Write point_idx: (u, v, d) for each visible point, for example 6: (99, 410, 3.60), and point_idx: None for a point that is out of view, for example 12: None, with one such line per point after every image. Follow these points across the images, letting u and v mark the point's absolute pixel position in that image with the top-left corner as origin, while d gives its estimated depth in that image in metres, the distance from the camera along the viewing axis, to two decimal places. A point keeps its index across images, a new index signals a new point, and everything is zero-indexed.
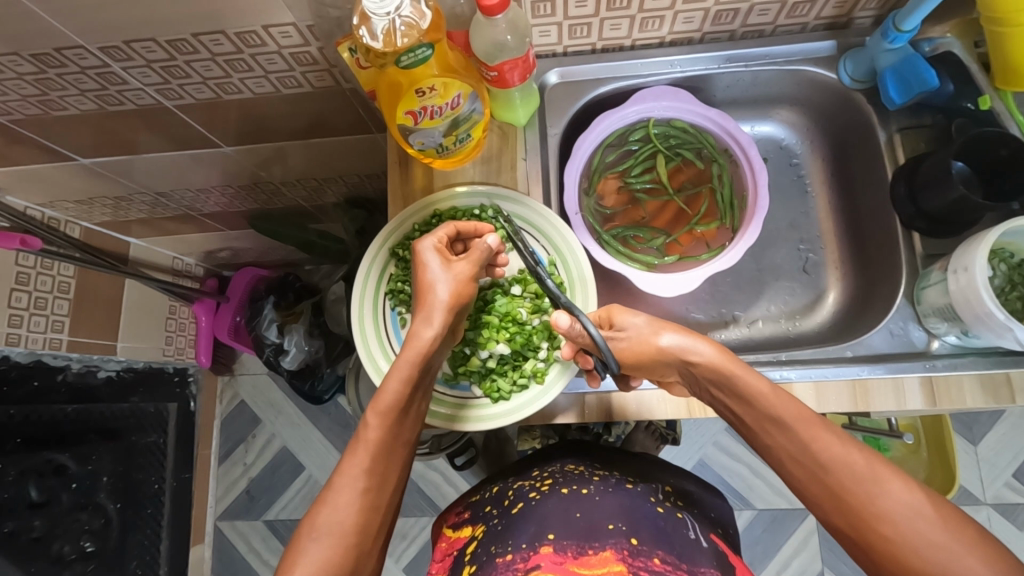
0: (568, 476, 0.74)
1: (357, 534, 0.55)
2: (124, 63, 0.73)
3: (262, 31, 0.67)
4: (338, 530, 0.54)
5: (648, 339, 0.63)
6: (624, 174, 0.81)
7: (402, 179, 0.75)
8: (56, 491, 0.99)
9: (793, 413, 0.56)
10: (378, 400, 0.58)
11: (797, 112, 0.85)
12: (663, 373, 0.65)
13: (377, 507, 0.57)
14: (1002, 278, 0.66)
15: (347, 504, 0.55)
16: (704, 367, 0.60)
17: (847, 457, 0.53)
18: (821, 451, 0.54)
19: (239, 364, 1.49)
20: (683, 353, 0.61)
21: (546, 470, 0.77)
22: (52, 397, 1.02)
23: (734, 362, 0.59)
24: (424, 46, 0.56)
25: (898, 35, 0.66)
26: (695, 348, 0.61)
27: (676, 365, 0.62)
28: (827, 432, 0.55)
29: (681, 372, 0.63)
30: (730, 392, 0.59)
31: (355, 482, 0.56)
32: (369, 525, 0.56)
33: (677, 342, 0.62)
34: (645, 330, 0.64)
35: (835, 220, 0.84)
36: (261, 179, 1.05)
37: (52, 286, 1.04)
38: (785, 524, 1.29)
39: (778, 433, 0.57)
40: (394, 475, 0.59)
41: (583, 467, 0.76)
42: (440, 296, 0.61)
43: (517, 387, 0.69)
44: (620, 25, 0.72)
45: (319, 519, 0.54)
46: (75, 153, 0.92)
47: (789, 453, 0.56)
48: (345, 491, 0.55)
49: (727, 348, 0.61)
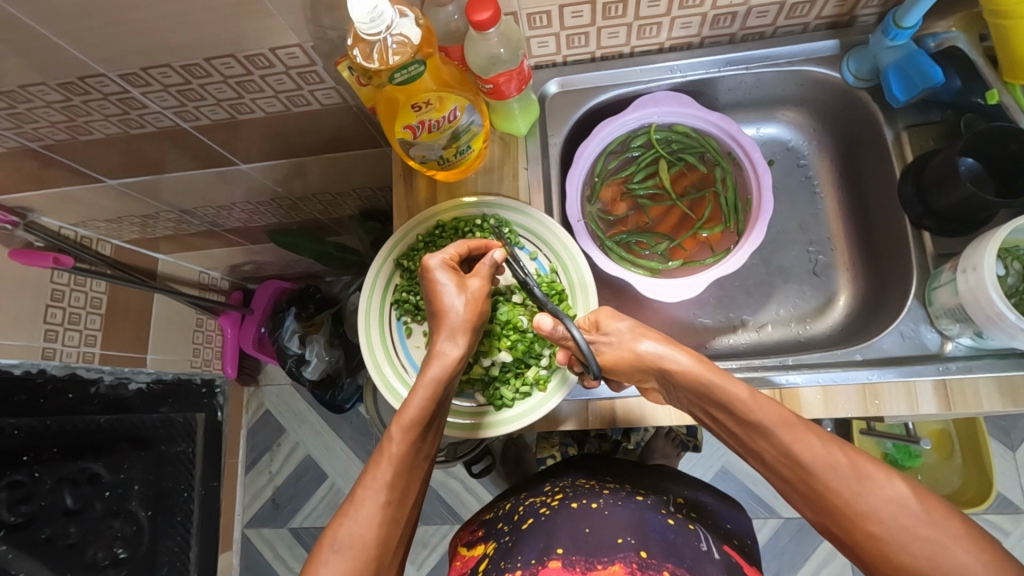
0: (577, 491, 0.74)
1: (376, 547, 0.55)
2: (143, 88, 0.77)
3: (270, 53, 0.70)
4: (359, 544, 0.54)
5: (628, 345, 0.63)
6: (626, 180, 0.81)
7: (407, 192, 0.77)
8: (90, 499, 1.02)
9: (774, 417, 0.56)
10: (402, 415, 0.59)
11: (803, 113, 0.83)
12: (645, 380, 0.64)
13: (398, 519, 0.58)
14: (1016, 277, 0.63)
15: (369, 517, 0.56)
16: (680, 376, 0.60)
17: (830, 456, 0.52)
18: (803, 453, 0.53)
19: (264, 374, 1.54)
20: (660, 361, 0.61)
21: (557, 485, 0.77)
22: (85, 408, 1.06)
23: (712, 371, 0.59)
24: (416, 62, 0.57)
25: (899, 32, 0.64)
26: (672, 356, 0.61)
27: (655, 373, 0.62)
28: (809, 434, 0.54)
29: (661, 379, 0.63)
30: (711, 400, 0.58)
31: (378, 495, 0.57)
32: (388, 539, 0.56)
33: (656, 350, 0.62)
34: (626, 336, 0.64)
35: (845, 221, 0.83)
36: (280, 195, 1.09)
37: (85, 302, 1.14)
38: (813, 533, 1.26)
39: (760, 437, 0.56)
40: (414, 488, 0.60)
41: (593, 481, 0.76)
42: (461, 317, 0.63)
43: (521, 395, 0.69)
44: (618, 33, 0.73)
45: (340, 531, 0.55)
46: (103, 175, 0.97)
47: (773, 455, 0.55)
48: (367, 504, 0.56)
49: (702, 354, 0.61)
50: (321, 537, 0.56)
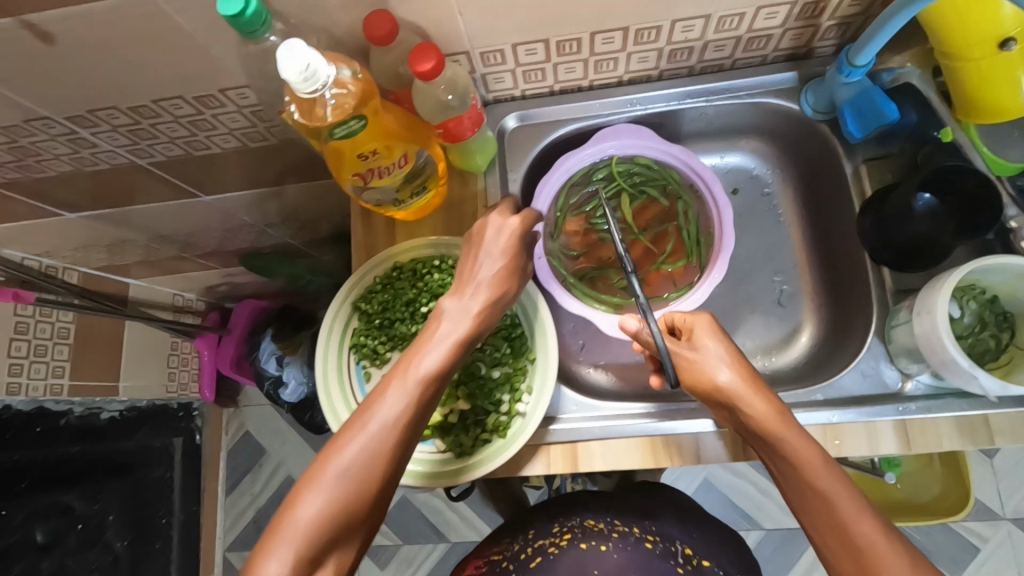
0: (586, 531, 0.72)
1: (366, 487, 0.50)
2: (92, 129, 0.75)
3: (220, 94, 0.69)
4: (351, 481, 0.49)
5: (709, 371, 0.58)
6: (589, 214, 0.80)
7: (366, 230, 0.75)
8: (63, 531, 1.09)
9: (841, 486, 0.52)
10: (416, 358, 0.55)
11: (765, 142, 0.82)
12: (719, 413, 0.60)
13: (392, 471, 0.52)
14: (973, 316, 0.61)
15: (364, 453, 0.50)
16: (754, 422, 0.55)
17: (887, 548, 0.49)
18: (860, 531, 0.50)
19: (244, 396, 1.50)
20: (738, 402, 0.56)
21: (563, 522, 0.74)
22: (56, 440, 1.09)
23: (787, 424, 0.54)
24: (355, 118, 0.56)
25: (852, 69, 0.63)
26: (749, 399, 0.56)
27: (728, 407, 0.58)
28: (868, 520, 0.51)
29: (732, 418, 0.58)
30: (776, 453, 0.54)
31: (379, 432, 0.51)
32: (379, 484, 0.51)
33: (734, 384, 0.57)
34: (716, 357, 0.59)
35: (809, 252, 0.81)
36: (247, 222, 1.07)
37: (51, 333, 1.06)
38: (793, 544, 1.26)
39: (819, 504, 0.52)
40: (416, 440, 0.54)
41: (602, 520, 0.74)
42: (486, 280, 0.60)
43: (480, 443, 0.67)
44: (575, 68, 0.72)
45: (333, 459, 0.50)
46: (61, 208, 0.94)
47: (828, 523, 0.52)
48: (366, 440, 0.51)
49: (783, 405, 0.55)
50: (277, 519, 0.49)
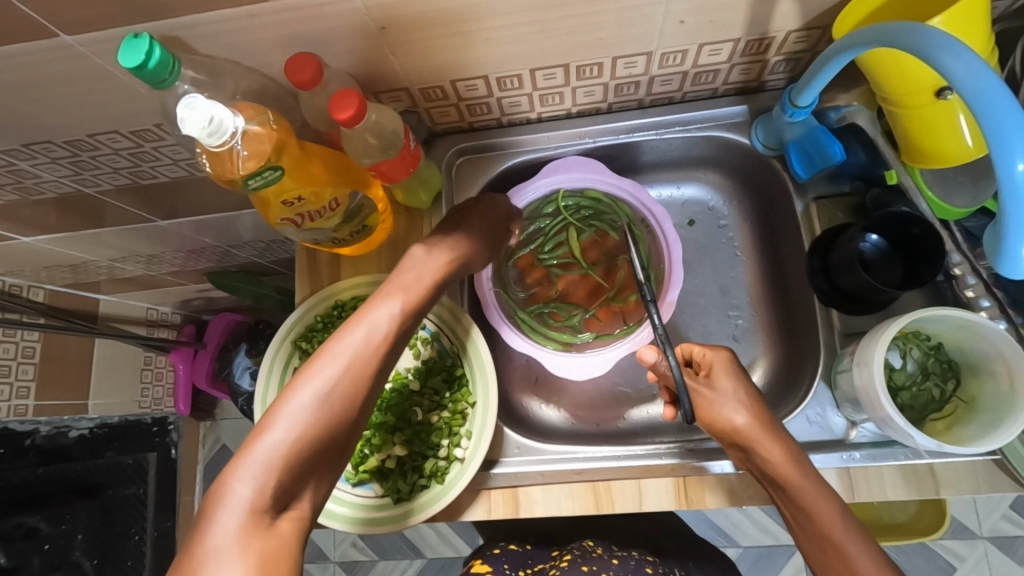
0: (587, 554, 0.77)
1: (322, 435, 0.49)
2: (31, 161, 0.73)
3: (155, 129, 0.67)
4: (308, 424, 0.48)
5: (724, 413, 0.59)
6: (537, 250, 0.79)
7: (310, 265, 0.74)
8: (27, 554, 1.02)
9: (851, 534, 0.52)
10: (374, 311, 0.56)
11: (721, 174, 0.81)
12: (738, 458, 0.61)
13: (348, 421, 0.51)
14: (915, 364, 0.64)
15: (323, 397, 0.50)
16: (767, 466, 0.56)
17: None
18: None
19: (221, 408, 1.45)
20: (753, 444, 0.57)
21: (567, 548, 0.81)
22: (18, 460, 1.03)
23: (798, 471, 0.55)
24: (270, 168, 0.54)
25: (796, 110, 0.62)
26: (767, 443, 0.57)
27: (746, 452, 0.58)
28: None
29: (748, 461, 0.59)
30: (789, 495, 0.55)
31: (339, 377, 0.51)
32: (334, 431, 0.50)
33: (750, 425, 0.58)
34: (732, 397, 0.60)
35: (763, 286, 0.80)
36: (207, 245, 1.05)
37: (15, 352, 1.02)
38: (772, 561, 1.24)
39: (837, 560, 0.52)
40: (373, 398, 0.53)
41: (603, 547, 0.79)
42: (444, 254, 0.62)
43: (418, 488, 0.65)
44: (520, 101, 0.70)
45: (289, 401, 0.49)
46: (15, 232, 0.89)
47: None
48: (326, 384, 0.50)
49: (797, 452, 0.56)
50: (212, 488, 0.46)
